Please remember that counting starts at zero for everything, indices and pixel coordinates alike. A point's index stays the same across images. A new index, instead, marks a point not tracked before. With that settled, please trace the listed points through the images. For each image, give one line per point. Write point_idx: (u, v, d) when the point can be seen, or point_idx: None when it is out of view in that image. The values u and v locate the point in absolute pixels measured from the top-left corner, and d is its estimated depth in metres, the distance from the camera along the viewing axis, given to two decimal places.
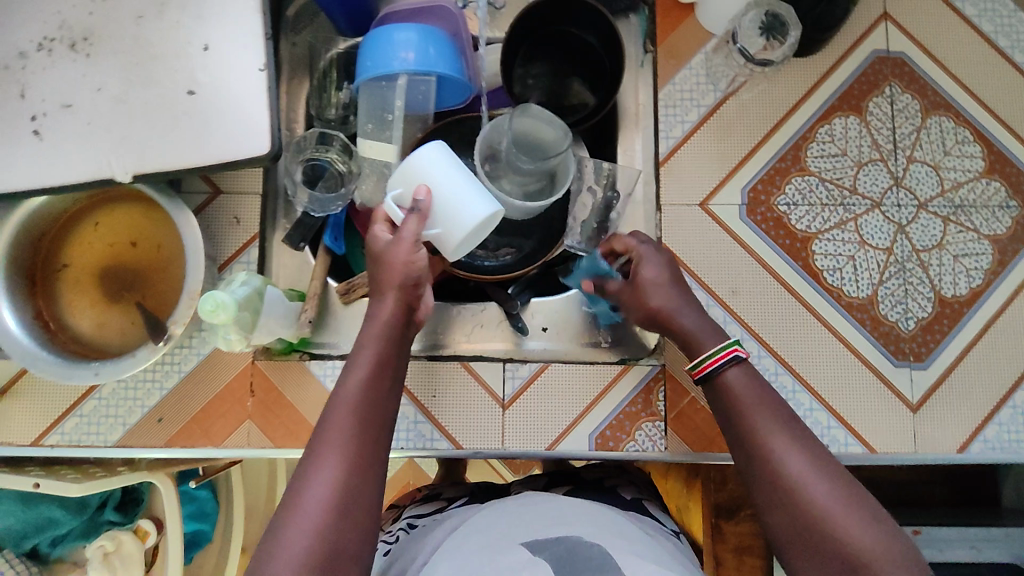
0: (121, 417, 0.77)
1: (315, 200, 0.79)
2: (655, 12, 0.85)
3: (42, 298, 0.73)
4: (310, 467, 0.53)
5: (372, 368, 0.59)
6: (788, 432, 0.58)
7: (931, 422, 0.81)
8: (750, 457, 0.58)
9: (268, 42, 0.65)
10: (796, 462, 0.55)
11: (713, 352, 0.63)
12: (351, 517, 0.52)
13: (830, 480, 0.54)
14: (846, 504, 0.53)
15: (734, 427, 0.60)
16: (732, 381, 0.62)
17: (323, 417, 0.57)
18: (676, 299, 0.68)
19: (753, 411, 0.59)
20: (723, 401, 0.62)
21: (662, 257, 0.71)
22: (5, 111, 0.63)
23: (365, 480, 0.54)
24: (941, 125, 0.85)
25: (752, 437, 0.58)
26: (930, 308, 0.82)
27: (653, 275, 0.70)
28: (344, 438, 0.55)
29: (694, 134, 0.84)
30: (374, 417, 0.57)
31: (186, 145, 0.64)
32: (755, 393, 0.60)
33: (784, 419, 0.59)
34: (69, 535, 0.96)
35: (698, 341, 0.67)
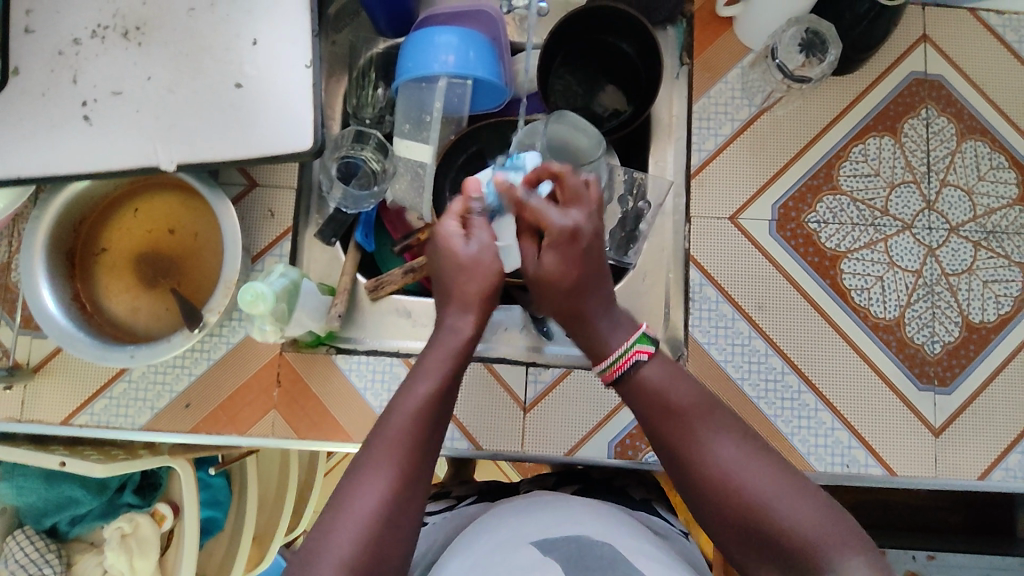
0: (150, 401, 0.78)
1: (349, 197, 0.79)
2: (694, 25, 0.86)
3: (79, 279, 0.74)
4: (361, 475, 0.53)
5: (439, 382, 0.57)
6: (711, 428, 0.55)
7: (953, 447, 0.80)
8: (676, 462, 0.56)
9: (315, 39, 0.66)
10: (724, 456, 0.53)
11: (617, 356, 0.59)
12: (395, 531, 0.51)
13: (758, 469, 0.53)
14: (784, 492, 0.51)
15: (654, 430, 0.57)
16: (640, 379, 0.58)
17: (377, 425, 0.56)
18: (581, 281, 0.60)
19: (668, 411, 0.57)
20: (640, 404, 0.58)
21: (554, 245, 0.60)
22: (58, 96, 0.65)
23: (411, 496, 0.53)
24: (976, 149, 0.84)
25: (676, 443, 0.56)
26: (957, 332, 0.82)
27: (549, 269, 0.60)
28: (399, 451, 0.54)
29: (726, 148, 0.84)
30: (432, 433, 0.55)
31: (230, 137, 0.65)
32: (663, 392, 0.57)
33: (705, 415, 0.56)
34: (88, 515, 0.98)
35: (603, 343, 0.61)
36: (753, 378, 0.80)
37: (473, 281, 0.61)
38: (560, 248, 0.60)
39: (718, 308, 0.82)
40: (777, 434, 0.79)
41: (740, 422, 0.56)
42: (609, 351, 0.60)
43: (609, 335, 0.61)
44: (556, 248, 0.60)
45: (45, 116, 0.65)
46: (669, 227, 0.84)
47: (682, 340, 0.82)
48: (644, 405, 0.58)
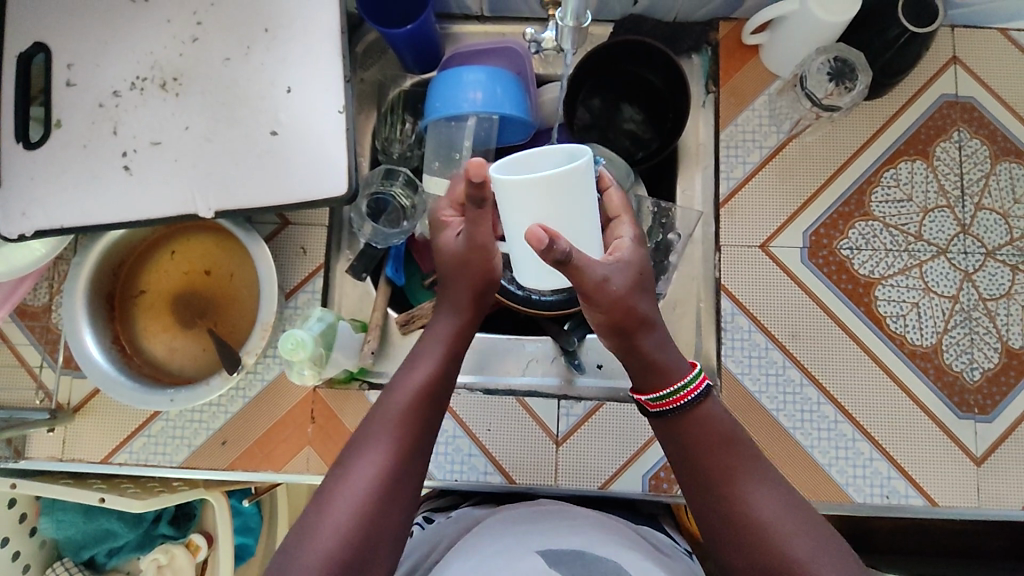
0: (187, 438, 0.79)
1: (379, 234, 0.80)
2: (719, 54, 0.85)
3: (119, 322, 0.76)
4: (360, 448, 0.59)
5: (435, 367, 0.63)
6: (758, 477, 0.58)
7: (995, 477, 0.78)
8: (716, 497, 0.58)
9: (348, 84, 0.67)
10: (768, 505, 0.56)
11: (679, 387, 0.59)
12: (390, 503, 0.57)
13: (795, 522, 0.56)
14: (816, 541, 0.55)
15: (703, 467, 0.59)
16: (703, 412, 0.60)
17: (377, 404, 0.62)
18: (644, 294, 0.61)
19: (724, 450, 0.59)
20: (696, 433, 0.59)
21: (618, 252, 0.61)
22: (99, 148, 0.67)
23: (406, 467, 0.59)
24: (1011, 171, 0.83)
25: (724, 480, 0.58)
26: (996, 358, 0.80)
27: (625, 274, 0.60)
28: (397, 429, 0.60)
29: (755, 176, 0.83)
30: (427, 411, 0.61)
31: (268, 183, 0.66)
32: (723, 430, 0.59)
33: (757, 465, 0.59)
34: (125, 547, 0.98)
35: (667, 370, 0.61)
36: (789, 409, 0.80)
37: (465, 271, 0.67)
38: (617, 252, 0.62)
39: (750, 338, 0.81)
40: (813, 465, 0.78)
41: (784, 478, 0.59)
42: (676, 376, 0.60)
43: (670, 358, 0.61)
44: (617, 254, 0.61)
45: (87, 167, 0.66)
46: (698, 255, 0.85)
47: (716, 372, 0.82)
48: (696, 438, 0.59)
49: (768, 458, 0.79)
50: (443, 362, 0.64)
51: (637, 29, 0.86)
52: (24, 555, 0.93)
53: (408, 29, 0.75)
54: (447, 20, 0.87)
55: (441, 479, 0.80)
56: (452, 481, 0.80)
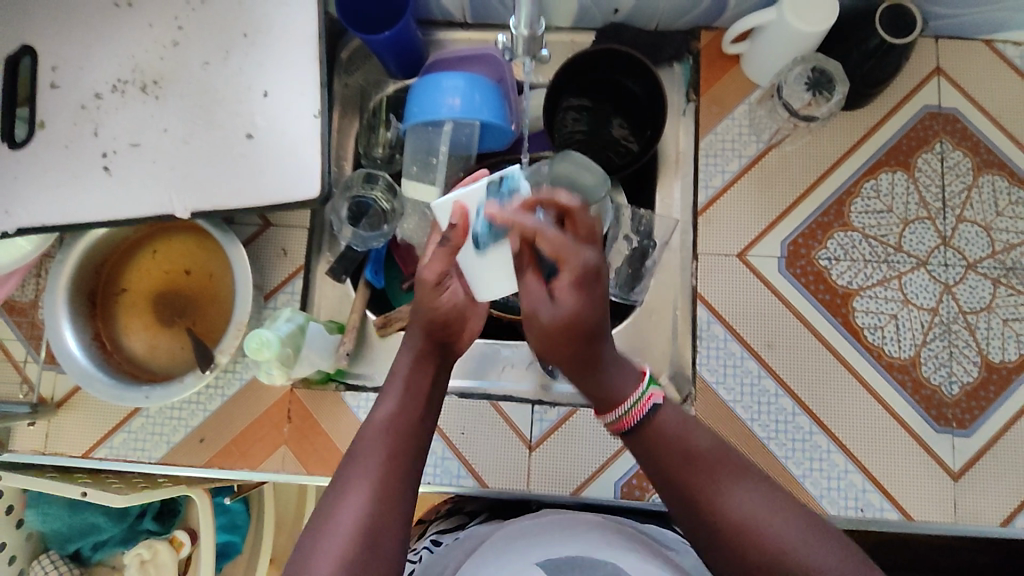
0: (166, 435, 0.80)
1: (358, 237, 0.81)
2: (700, 63, 0.86)
3: (101, 319, 0.77)
4: (341, 493, 0.56)
5: (403, 399, 0.62)
6: (731, 475, 0.57)
7: (973, 493, 0.77)
8: (697, 512, 0.56)
9: (324, 89, 0.68)
10: (748, 505, 0.55)
11: (630, 405, 0.59)
12: (378, 542, 0.55)
13: (780, 517, 0.55)
14: (805, 536, 0.54)
15: (678, 483, 0.57)
16: (657, 425, 0.59)
17: (353, 445, 0.60)
18: (597, 325, 0.58)
19: (690, 460, 0.57)
20: (659, 455, 0.58)
21: (578, 282, 0.57)
22: (81, 149, 0.68)
23: (390, 509, 0.56)
24: (993, 184, 0.82)
25: (700, 488, 0.56)
26: (976, 372, 0.80)
27: (568, 311, 0.57)
28: (375, 465, 0.57)
29: (734, 185, 0.83)
30: (402, 443, 0.59)
31: (243, 185, 0.67)
32: (682, 438, 0.58)
33: (726, 461, 0.57)
34: (109, 542, 1.01)
35: (613, 395, 0.59)
36: (763, 419, 0.79)
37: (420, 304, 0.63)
38: (581, 286, 0.57)
39: (726, 347, 0.81)
40: (787, 476, 0.78)
41: (756, 468, 0.58)
42: (618, 402, 0.59)
43: (618, 384, 0.59)
44: (576, 285, 0.57)
45: (69, 167, 0.68)
46: (675, 264, 0.84)
47: (688, 377, 0.82)
48: (660, 459, 0.58)
49: None
50: (412, 396, 0.62)
51: (618, 37, 0.87)
52: (10, 546, 0.94)
53: (388, 34, 0.76)
54: (430, 26, 0.88)
55: None
56: (426, 483, 0.80)
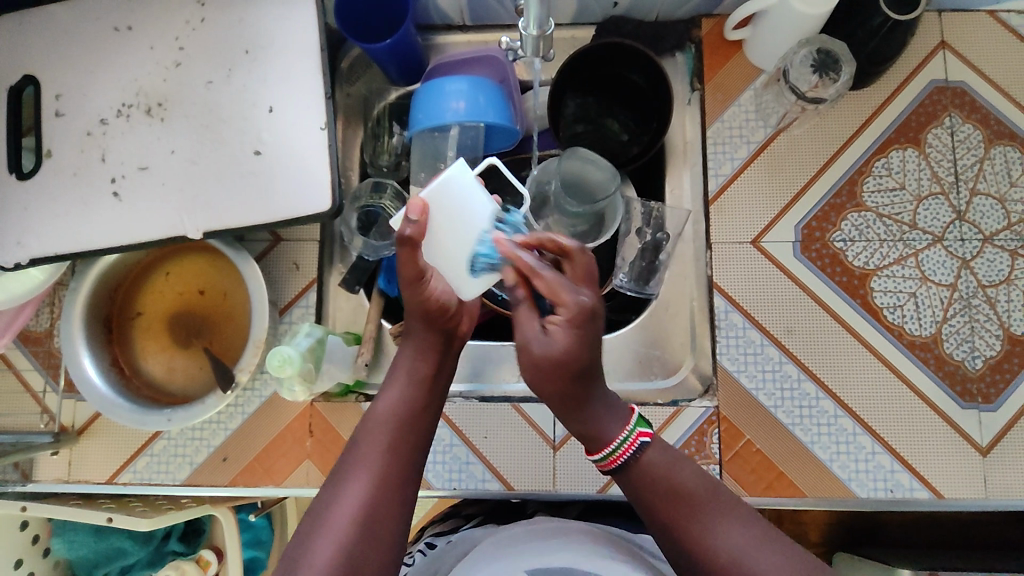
0: (189, 456, 0.80)
1: (369, 246, 0.80)
2: (702, 51, 0.85)
3: (117, 344, 0.77)
4: (340, 483, 0.56)
5: (406, 391, 0.61)
6: (714, 514, 0.56)
7: (1003, 467, 0.77)
8: (683, 553, 0.56)
9: (329, 101, 0.67)
10: (735, 546, 0.54)
11: (618, 445, 0.57)
12: (376, 530, 0.54)
13: (768, 557, 0.54)
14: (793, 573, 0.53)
15: (662, 522, 0.57)
16: (640, 466, 0.57)
17: (355, 436, 0.60)
18: (588, 363, 0.55)
19: (677, 498, 0.56)
20: (643, 498, 0.57)
21: (573, 321, 0.54)
22: (88, 175, 0.68)
23: (389, 498, 0.56)
24: (1005, 155, 0.82)
25: (686, 528, 0.56)
26: (999, 346, 0.79)
27: (559, 348, 0.54)
28: (374, 456, 0.57)
29: (744, 171, 0.83)
30: (405, 434, 0.59)
31: (254, 203, 0.67)
32: (666, 476, 0.57)
33: (713, 500, 0.57)
34: (137, 565, 1.00)
35: (598, 432, 0.58)
36: (787, 405, 0.79)
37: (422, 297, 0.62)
38: (574, 327, 0.54)
39: (745, 335, 0.80)
40: (815, 461, 0.78)
41: (742, 505, 0.57)
42: (605, 441, 0.57)
43: (606, 421, 0.57)
44: (570, 326, 0.54)
45: (77, 194, 0.68)
46: (690, 255, 0.85)
47: (711, 370, 0.82)
48: (642, 497, 0.57)
49: (768, 456, 0.78)
50: (416, 387, 0.62)
51: (618, 31, 0.86)
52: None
53: (389, 42, 0.76)
54: (429, 30, 0.87)
55: (440, 488, 0.80)
56: (451, 489, 0.80)
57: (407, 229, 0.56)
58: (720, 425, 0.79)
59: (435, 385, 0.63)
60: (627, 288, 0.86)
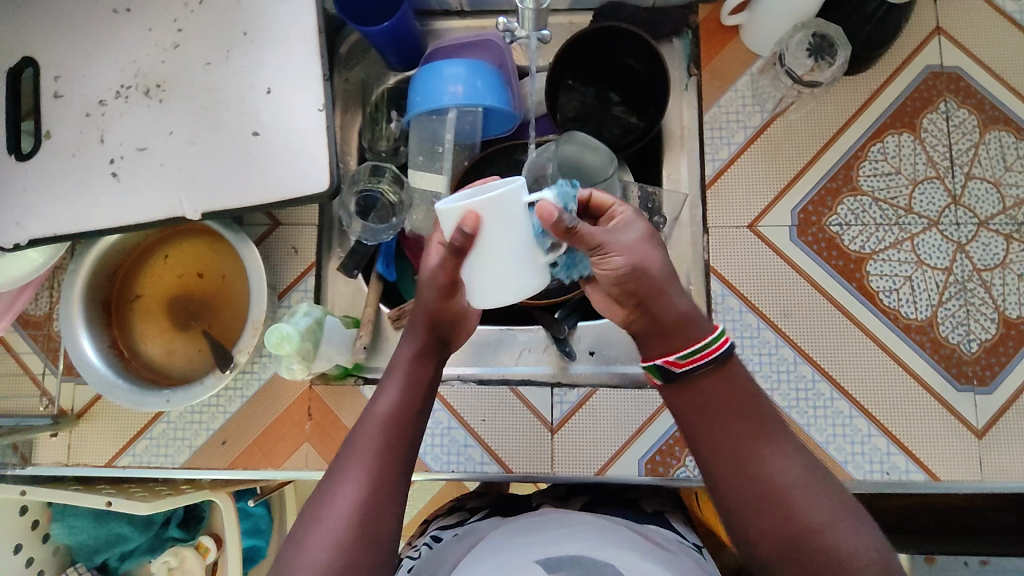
0: (188, 439, 0.81)
1: (369, 230, 0.81)
2: (699, 37, 0.85)
3: (116, 326, 0.78)
4: (335, 483, 0.56)
5: (403, 391, 0.60)
6: (783, 438, 0.55)
7: (999, 449, 0.77)
8: (740, 466, 0.54)
9: (327, 83, 0.68)
10: (797, 469, 0.53)
11: (706, 343, 0.55)
12: (371, 533, 0.54)
13: (821, 493, 0.52)
14: (841, 518, 0.51)
15: (728, 432, 0.55)
16: (726, 371, 0.56)
17: (352, 434, 0.59)
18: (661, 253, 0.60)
19: (755, 409, 0.55)
20: (719, 397, 0.56)
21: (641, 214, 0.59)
22: (88, 156, 0.68)
23: (384, 500, 0.55)
24: (1000, 140, 0.82)
25: (754, 440, 0.54)
26: (994, 329, 0.79)
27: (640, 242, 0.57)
28: (370, 457, 0.57)
29: (740, 156, 0.83)
30: (401, 435, 0.58)
31: (252, 183, 0.67)
32: (750, 391, 0.56)
33: (781, 426, 0.56)
34: (136, 551, 1.00)
35: (683, 327, 0.56)
36: (783, 388, 0.79)
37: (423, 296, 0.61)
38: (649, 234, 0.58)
39: (742, 318, 0.81)
40: (811, 443, 0.78)
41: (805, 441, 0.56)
42: (692, 340, 0.56)
43: (696, 320, 0.57)
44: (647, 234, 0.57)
45: (77, 174, 0.68)
46: (687, 239, 0.85)
47: None
48: (720, 402, 0.55)
49: None
50: (413, 388, 0.61)
51: (616, 16, 0.86)
52: (37, 561, 0.94)
53: (385, 25, 0.76)
54: (428, 16, 0.88)
55: (438, 470, 0.80)
56: (450, 472, 0.80)
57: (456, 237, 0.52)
58: None
59: (433, 386, 0.63)
60: None
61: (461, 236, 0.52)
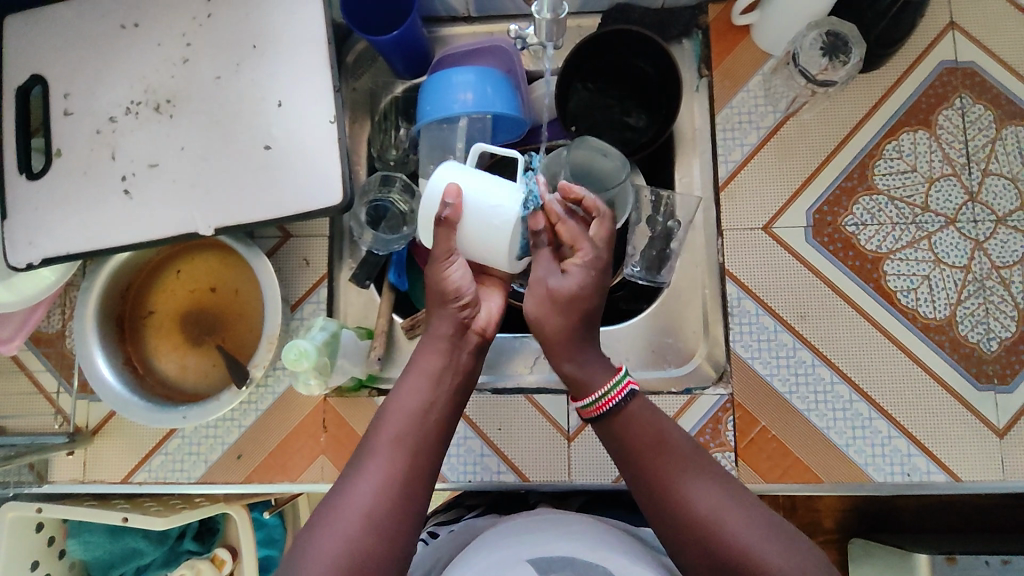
0: (203, 454, 0.80)
1: (380, 241, 0.80)
2: (710, 37, 0.84)
3: (130, 343, 0.77)
4: (356, 473, 0.58)
5: (422, 385, 0.63)
6: (693, 469, 0.59)
7: (1021, 449, 0.77)
8: (659, 498, 0.58)
9: (338, 94, 0.67)
10: (709, 497, 0.57)
11: (604, 393, 0.62)
12: (389, 524, 0.56)
13: (738, 512, 0.56)
14: (761, 532, 0.55)
15: (642, 470, 0.60)
16: (628, 415, 0.61)
17: (373, 427, 0.62)
18: (592, 308, 0.65)
19: (659, 449, 0.60)
20: (628, 439, 0.61)
21: (587, 264, 0.65)
22: (99, 173, 0.68)
23: (404, 488, 0.58)
24: (1017, 135, 0.81)
25: (666, 477, 0.59)
26: (1014, 327, 0.79)
27: (574, 285, 0.64)
28: (390, 448, 0.59)
29: (753, 157, 0.82)
30: (422, 426, 0.61)
31: (264, 198, 0.66)
32: (654, 427, 0.61)
33: (692, 457, 0.60)
34: (153, 564, 1.00)
35: (584, 382, 0.63)
36: (801, 391, 0.79)
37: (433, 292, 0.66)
38: (590, 267, 0.65)
39: (758, 321, 0.80)
40: (830, 446, 0.77)
41: (719, 467, 0.60)
42: (591, 390, 0.62)
43: (592, 374, 0.63)
44: (586, 266, 0.65)
45: (89, 192, 0.67)
46: (701, 241, 0.84)
47: (723, 357, 0.81)
48: (631, 448, 0.60)
49: (784, 442, 0.78)
50: (433, 381, 0.63)
51: (626, 19, 0.86)
52: None
53: (395, 34, 0.75)
54: (435, 23, 0.87)
55: (455, 480, 0.80)
56: (467, 482, 0.79)
57: (444, 212, 0.63)
58: (735, 412, 0.79)
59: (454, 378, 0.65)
60: (638, 277, 0.85)
61: (451, 210, 0.63)
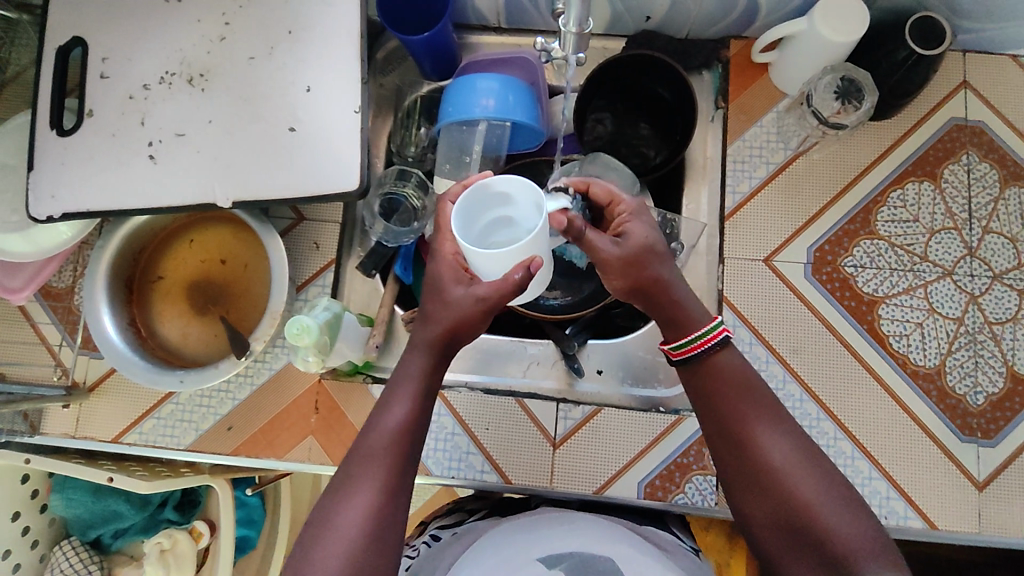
0: (194, 422, 0.82)
1: (390, 232, 0.83)
2: (729, 71, 0.87)
3: (137, 305, 0.79)
4: (346, 495, 0.56)
5: (411, 406, 0.61)
6: (771, 424, 0.59)
7: (999, 503, 0.77)
8: (734, 449, 0.59)
9: (365, 87, 0.70)
10: (783, 455, 0.57)
11: (700, 334, 0.62)
12: (383, 544, 0.55)
13: (810, 475, 0.56)
14: (833, 502, 0.55)
15: (721, 421, 0.60)
16: (718, 360, 0.62)
17: (360, 442, 0.60)
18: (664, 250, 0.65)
19: (740, 397, 0.60)
20: (715, 384, 0.61)
21: (636, 213, 0.66)
22: (127, 136, 0.70)
23: (394, 512, 0.57)
24: (1020, 196, 0.83)
25: (740, 428, 0.59)
26: (1001, 383, 0.80)
27: (640, 233, 0.64)
28: (380, 473, 0.57)
29: (761, 190, 0.84)
30: (410, 450, 0.59)
31: (284, 177, 0.69)
32: (740, 375, 0.61)
33: (772, 412, 0.60)
34: (131, 530, 1.01)
35: (684, 314, 0.63)
36: None
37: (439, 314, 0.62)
38: (638, 215, 0.66)
39: (751, 351, 0.81)
40: None
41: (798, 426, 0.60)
42: (689, 330, 0.63)
43: (691, 312, 0.63)
44: (636, 215, 0.66)
45: (116, 155, 0.70)
46: (702, 267, 0.86)
47: None
48: (713, 395, 0.61)
49: None
50: (423, 401, 0.61)
51: (650, 44, 0.88)
52: (33, 531, 0.96)
53: (426, 36, 0.78)
54: (466, 30, 0.90)
55: (439, 475, 0.81)
56: (450, 478, 0.81)
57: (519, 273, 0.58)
58: None
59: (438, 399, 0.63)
60: None
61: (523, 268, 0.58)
